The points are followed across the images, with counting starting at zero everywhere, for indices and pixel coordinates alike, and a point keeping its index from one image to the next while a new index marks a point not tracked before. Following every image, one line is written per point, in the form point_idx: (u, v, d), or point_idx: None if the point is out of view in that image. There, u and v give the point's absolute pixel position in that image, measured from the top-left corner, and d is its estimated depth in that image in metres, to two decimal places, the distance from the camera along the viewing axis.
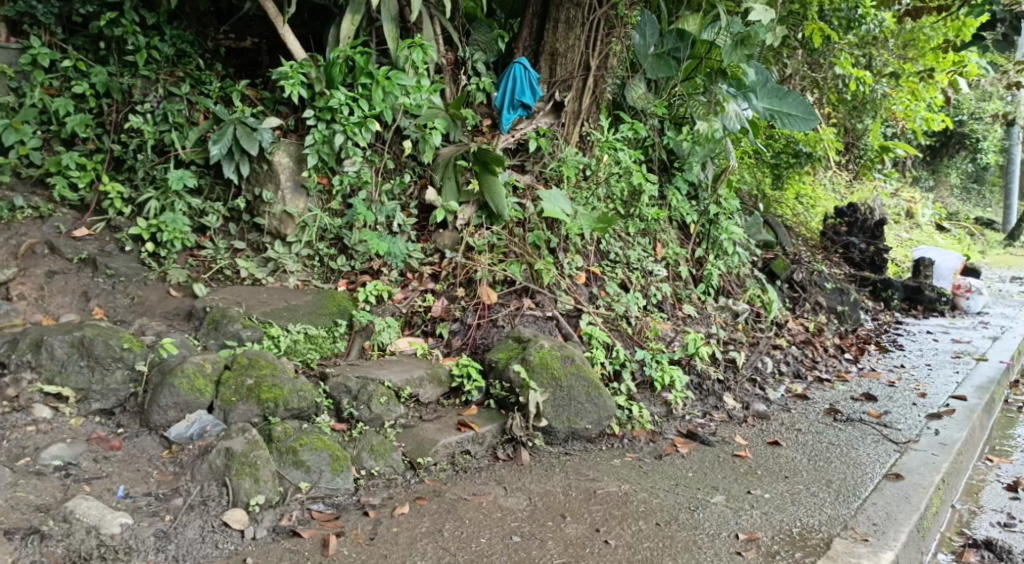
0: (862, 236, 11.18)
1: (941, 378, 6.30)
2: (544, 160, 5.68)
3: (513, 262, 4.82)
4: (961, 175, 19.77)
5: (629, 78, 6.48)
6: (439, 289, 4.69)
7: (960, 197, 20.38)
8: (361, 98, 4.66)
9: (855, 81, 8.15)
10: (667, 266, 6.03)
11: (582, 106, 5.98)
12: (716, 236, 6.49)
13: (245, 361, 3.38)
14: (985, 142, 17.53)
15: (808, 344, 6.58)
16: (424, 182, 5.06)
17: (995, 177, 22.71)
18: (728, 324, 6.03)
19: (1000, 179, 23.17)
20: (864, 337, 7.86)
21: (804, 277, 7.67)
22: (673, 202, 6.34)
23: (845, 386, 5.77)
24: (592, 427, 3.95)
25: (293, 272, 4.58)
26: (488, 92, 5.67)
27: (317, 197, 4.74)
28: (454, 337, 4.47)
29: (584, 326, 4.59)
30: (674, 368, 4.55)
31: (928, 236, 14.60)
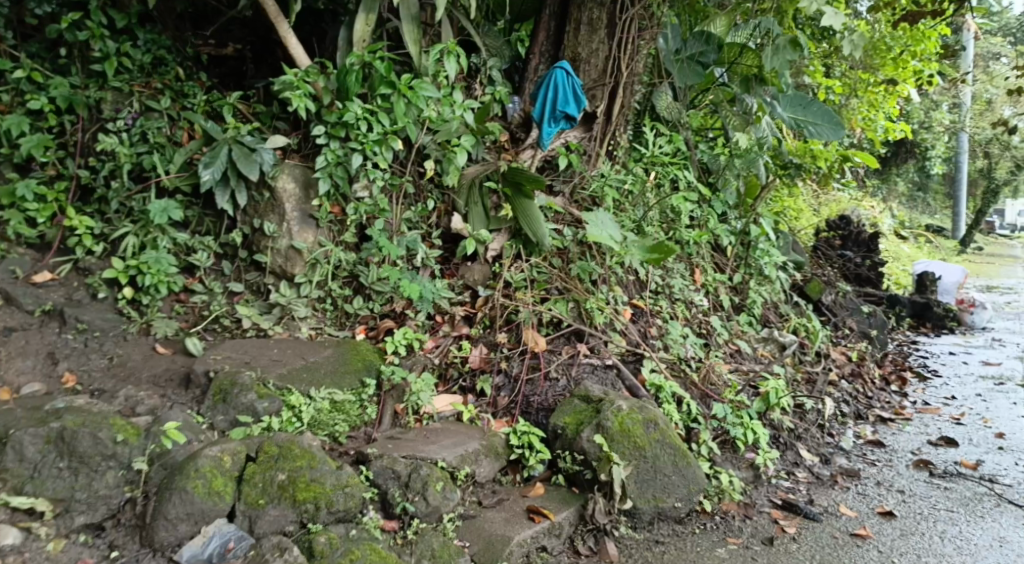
0: (856, 251, 9.92)
1: (1005, 413, 6.01)
2: (576, 179, 4.93)
3: (558, 301, 4.14)
4: (912, 184, 19.84)
5: (657, 85, 5.81)
6: (474, 334, 3.96)
7: (912, 205, 20.48)
8: (380, 112, 3.96)
9: (824, 91, 7.42)
10: (708, 294, 5.30)
11: (611, 117, 5.21)
12: (755, 260, 5.84)
13: (275, 450, 2.78)
14: (948, 151, 17.44)
15: (857, 378, 6.15)
16: (446, 207, 4.31)
17: (945, 185, 22.91)
18: (777, 358, 5.42)
19: (948, 187, 23.45)
20: (897, 363, 7.36)
21: (832, 299, 7.15)
22: (710, 224, 5.62)
23: (913, 427, 5.38)
24: (682, 505, 3.29)
25: (303, 319, 3.84)
26: (504, 102, 4.98)
27: (327, 228, 3.98)
28: (501, 394, 3.75)
29: (648, 375, 3.91)
30: (756, 424, 3.95)
31: (895, 247, 14.43)
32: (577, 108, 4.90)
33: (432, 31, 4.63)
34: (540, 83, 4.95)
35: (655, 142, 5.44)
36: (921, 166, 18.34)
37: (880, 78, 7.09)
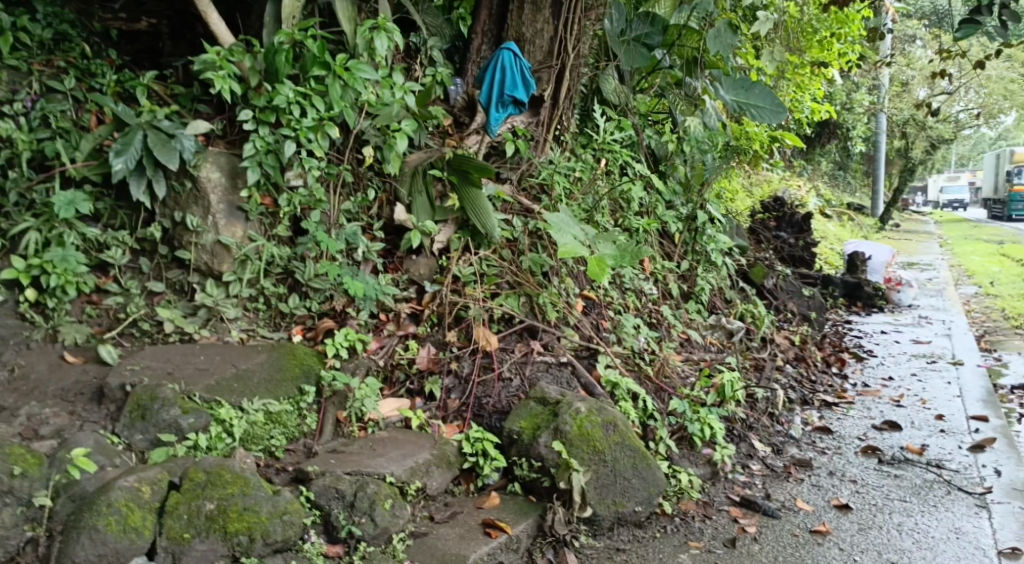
0: (790, 231, 10.01)
1: (942, 393, 6.06)
2: (524, 165, 4.72)
3: (510, 296, 3.97)
4: (832, 164, 20.33)
5: (601, 69, 5.63)
6: (421, 332, 3.74)
7: (834, 184, 21.00)
8: (314, 96, 3.67)
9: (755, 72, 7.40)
10: (656, 283, 5.27)
11: (558, 100, 5.03)
12: (702, 246, 5.79)
13: (201, 477, 2.53)
14: (868, 131, 17.95)
15: (800, 362, 6.17)
16: (388, 196, 4.05)
17: (863, 164, 23.58)
18: (724, 345, 5.37)
19: (866, 167, 24.16)
20: (835, 344, 7.42)
21: (773, 282, 7.17)
22: (659, 210, 5.50)
23: (857, 411, 5.34)
24: (643, 509, 3.14)
25: (233, 320, 3.53)
26: (446, 85, 4.73)
27: (257, 221, 3.68)
28: (451, 397, 3.54)
29: (603, 371, 3.78)
30: (714, 418, 3.84)
31: (821, 226, 14.74)
32: (526, 92, 4.73)
33: (367, 7, 4.32)
34: (487, 65, 4.73)
35: (606, 129, 5.33)
36: (843, 146, 18.82)
37: (805, 59, 7.24)
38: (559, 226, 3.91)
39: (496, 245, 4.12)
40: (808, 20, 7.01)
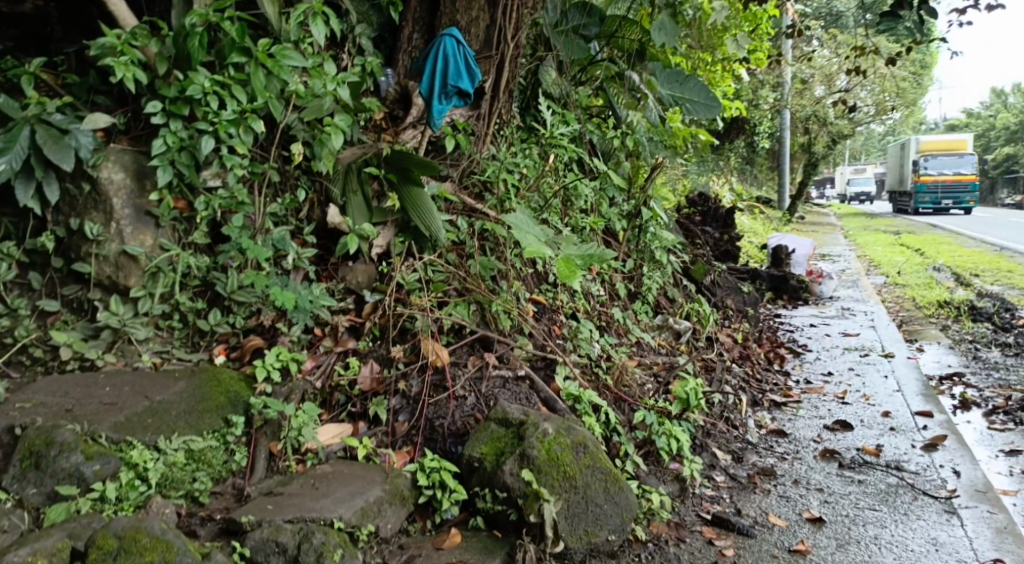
0: (715, 227, 9.61)
1: (881, 387, 6.04)
2: (465, 162, 4.39)
3: (459, 303, 3.63)
4: (743, 159, 20.77)
5: (539, 60, 5.30)
6: (363, 348, 3.35)
7: (746, 179, 21.45)
8: (234, 84, 3.22)
9: None
10: (603, 284, 5.06)
11: (497, 90, 4.68)
12: (648, 245, 5.56)
13: (113, 544, 2.18)
14: (773, 128, 18.47)
15: (744, 360, 6.08)
16: (319, 197, 3.66)
17: (772, 159, 24.20)
18: (672, 346, 5.20)
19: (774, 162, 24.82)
20: (772, 340, 7.37)
21: (710, 279, 7.09)
22: (603, 208, 5.26)
23: (806, 411, 5.25)
24: (615, 538, 2.86)
25: (144, 342, 3.07)
26: (377, 75, 4.34)
27: (169, 227, 3.21)
28: (399, 420, 3.17)
29: (562, 383, 3.52)
30: (679, 430, 3.63)
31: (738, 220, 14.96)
32: (471, 84, 4.39)
33: None
34: (427, 52, 4.39)
35: (551, 123, 5.05)
36: (752, 142, 19.27)
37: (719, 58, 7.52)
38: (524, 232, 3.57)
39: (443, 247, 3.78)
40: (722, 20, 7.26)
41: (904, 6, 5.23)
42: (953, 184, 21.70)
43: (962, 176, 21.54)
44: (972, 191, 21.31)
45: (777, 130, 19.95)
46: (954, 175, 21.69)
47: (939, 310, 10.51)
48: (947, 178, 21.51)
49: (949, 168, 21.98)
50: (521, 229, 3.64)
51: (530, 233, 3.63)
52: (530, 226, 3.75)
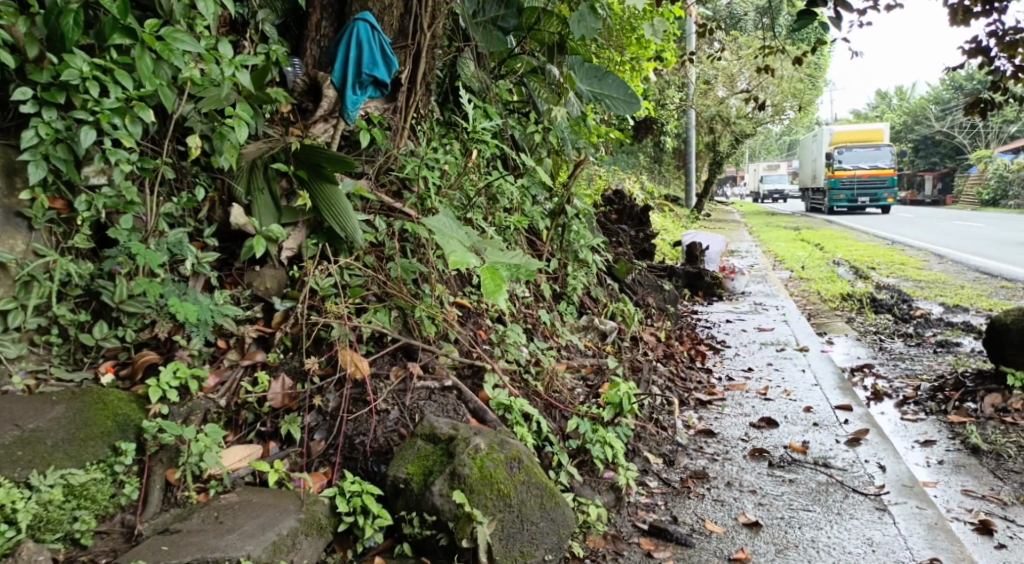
0: (630, 224, 9.56)
1: (800, 381, 6.10)
2: (381, 158, 4.13)
3: (379, 309, 3.38)
4: (652, 158, 21.09)
5: (456, 55, 5.06)
6: (273, 361, 3.06)
7: (655, 178, 21.80)
8: (117, 70, 2.86)
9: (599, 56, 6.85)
10: (528, 285, 4.90)
11: (414, 83, 4.43)
12: (571, 244, 5.46)
13: None
14: (678, 128, 18.81)
15: (669, 359, 6.04)
16: (220, 196, 3.34)
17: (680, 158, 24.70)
18: (597, 348, 5.10)
19: (680, 160, 25.37)
20: (692, 337, 7.37)
21: (631, 277, 7.05)
22: (527, 206, 5.10)
23: (732, 408, 5.23)
24: (553, 557, 2.66)
25: (16, 361, 2.70)
26: (285, 65, 4.03)
27: (45, 230, 2.84)
28: (315, 438, 2.90)
29: (491, 391, 3.33)
30: (613, 436, 3.50)
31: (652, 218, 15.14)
32: (388, 72, 4.16)
33: None
34: (339, 40, 4.14)
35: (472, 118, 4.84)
36: (658, 141, 19.60)
37: (626, 56, 8.12)
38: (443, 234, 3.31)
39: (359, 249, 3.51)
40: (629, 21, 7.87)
41: (816, 5, 5.12)
42: (869, 179, 21.77)
43: (877, 169, 21.64)
44: (889, 185, 21.38)
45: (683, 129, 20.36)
46: (870, 168, 21.76)
47: (843, 303, 10.82)
48: (864, 172, 21.54)
49: (866, 162, 22.05)
50: (442, 229, 3.41)
51: (451, 234, 3.39)
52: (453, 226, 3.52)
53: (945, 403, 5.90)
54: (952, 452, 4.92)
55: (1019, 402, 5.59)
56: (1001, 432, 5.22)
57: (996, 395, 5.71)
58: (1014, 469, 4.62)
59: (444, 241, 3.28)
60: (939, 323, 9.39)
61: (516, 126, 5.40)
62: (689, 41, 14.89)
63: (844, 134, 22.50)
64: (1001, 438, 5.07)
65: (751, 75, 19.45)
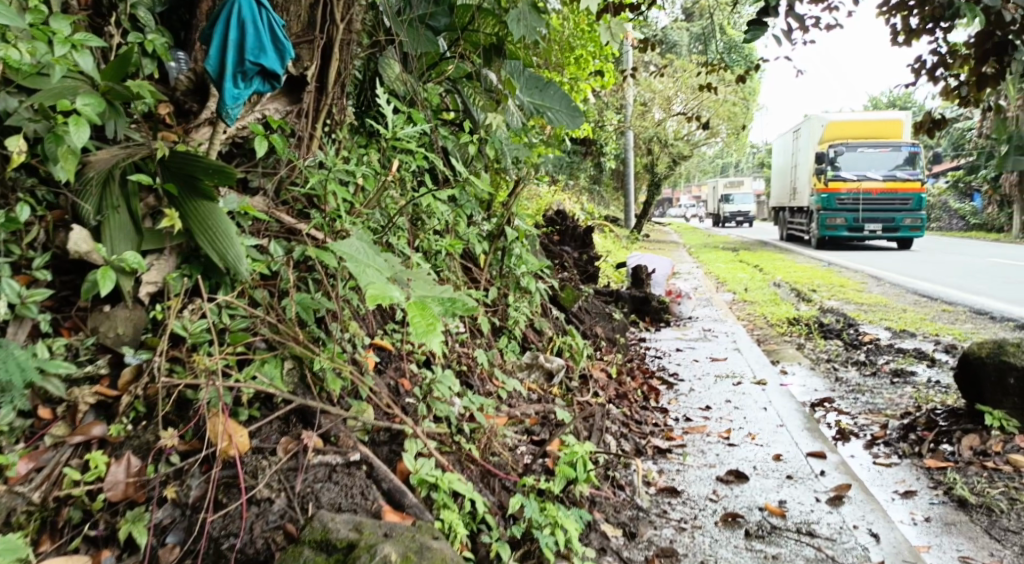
0: (573, 246, 8.94)
1: (762, 420, 5.55)
2: (282, 171, 3.43)
3: (267, 360, 2.64)
4: (591, 178, 20.64)
5: (378, 53, 4.36)
6: (115, 436, 2.34)
7: (593, 198, 21.36)
8: None
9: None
10: (464, 320, 4.24)
11: (325, 85, 3.74)
12: (511, 271, 4.81)
13: None
14: (616, 148, 18.38)
15: (620, 399, 5.43)
16: (62, 215, 2.57)
17: (620, 177, 24.38)
18: (541, 390, 4.47)
19: (619, 181, 25.09)
20: (643, 370, 6.75)
21: (578, 304, 6.43)
22: (461, 229, 4.42)
23: (693, 456, 4.64)
24: None
25: None
26: (162, 58, 3.30)
27: None
28: (166, 543, 2.20)
29: (412, 465, 2.63)
30: (566, 514, 2.84)
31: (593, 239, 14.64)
32: (281, 61, 3.25)
33: None
34: (216, 12, 3.17)
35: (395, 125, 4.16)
36: (599, 163, 19.12)
37: (565, 75, 7.67)
38: (351, 255, 2.63)
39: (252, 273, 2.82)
40: (568, 37, 7.42)
41: (769, 13, 4.55)
42: (879, 197, 15.74)
43: (897, 181, 15.60)
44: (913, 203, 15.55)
45: (621, 149, 19.97)
46: (885, 179, 15.71)
47: (790, 327, 10.41)
48: (879, 183, 15.65)
49: (873, 167, 15.75)
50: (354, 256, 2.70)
51: (368, 259, 2.68)
52: (369, 250, 2.82)
53: (918, 445, 5.40)
54: (937, 506, 4.41)
55: (1001, 444, 5.10)
56: (986, 482, 4.71)
57: (974, 437, 5.24)
58: (1012, 529, 4.11)
59: (354, 272, 2.55)
60: (890, 350, 9.00)
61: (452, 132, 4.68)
62: (628, 63, 14.55)
63: (850, 126, 16.08)
64: (988, 489, 4.55)
65: (689, 98, 19.26)
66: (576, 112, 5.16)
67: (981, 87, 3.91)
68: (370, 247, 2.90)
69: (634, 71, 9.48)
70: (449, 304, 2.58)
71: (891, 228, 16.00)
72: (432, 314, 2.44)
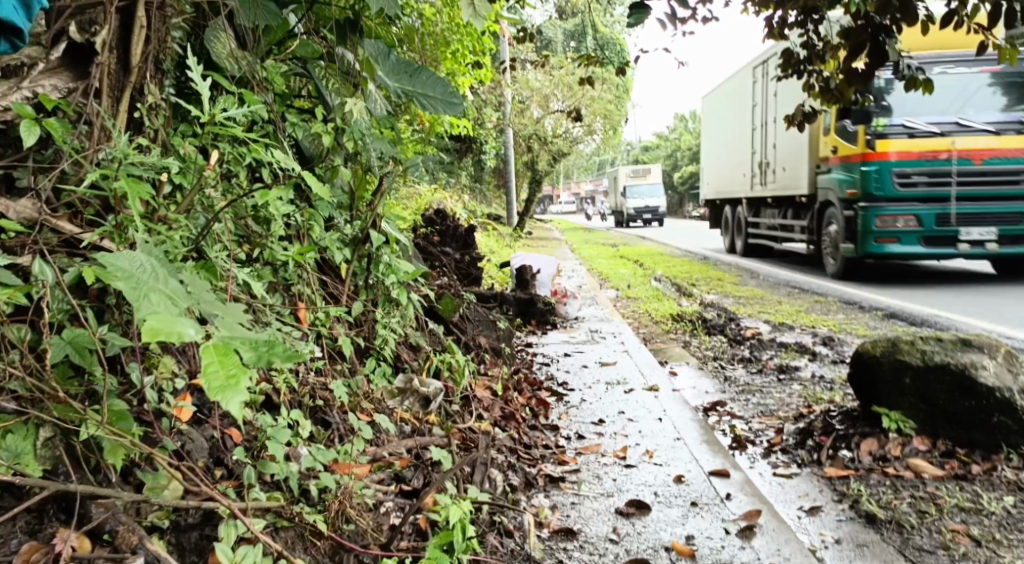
0: (454, 247, 8.34)
1: (661, 433, 5.10)
2: (63, 167, 2.66)
3: (16, 429, 1.92)
4: (471, 177, 20.13)
5: (204, 24, 3.58)
6: None
7: (474, 197, 20.90)
8: None
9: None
10: (321, 343, 3.57)
11: (125, 58, 2.98)
12: (379, 282, 4.15)
13: None
14: (495, 146, 17.96)
15: (508, 419, 4.88)
16: None
17: (500, 177, 23.98)
18: (416, 419, 3.86)
19: (500, 181, 24.74)
20: (531, 382, 6.23)
21: (460, 313, 5.84)
22: (314, 234, 3.73)
23: (588, 485, 4.12)
24: None
25: None
26: None
27: None
28: None
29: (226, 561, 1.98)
30: None
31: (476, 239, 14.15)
32: (28, 11, 2.18)
33: None
34: None
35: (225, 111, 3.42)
36: (480, 160, 18.70)
37: (441, 71, 7.05)
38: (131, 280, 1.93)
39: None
40: (442, 32, 6.75)
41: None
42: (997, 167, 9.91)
43: None
44: None
45: (500, 148, 19.59)
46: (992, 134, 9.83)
47: (674, 325, 10.19)
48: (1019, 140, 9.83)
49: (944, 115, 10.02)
50: (137, 264, 2.00)
51: (154, 278, 1.97)
52: (160, 263, 2.11)
53: (817, 452, 4.78)
54: (846, 524, 3.91)
55: (900, 447, 4.49)
56: (890, 493, 4.14)
57: (872, 440, 4.62)
58: (925, 547, 3.63)
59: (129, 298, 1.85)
60: (772, 344, 8.84)
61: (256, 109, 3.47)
62: (507, 57, 14.09)
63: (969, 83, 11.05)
64: (896, 502, 4.03)
65: (566, 95, 19.10)
66: (452, 100, 4.56)
67: (853, 81, 4.46)
68: (169, 265, 2.18)
69: (511, 63, 8.98)
70: (263, 349, 1.83)
71: (1008, 229, 10.11)
72: (237, 361, 1.79)
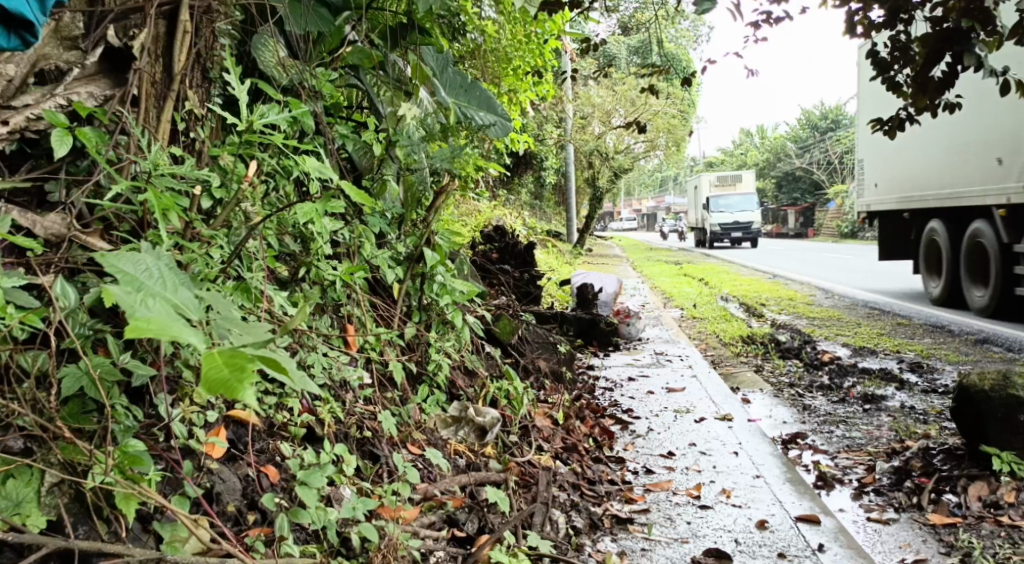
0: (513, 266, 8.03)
1: (739, 470, 4.67)
2: (96, 180, 2.48)
3: (22, 471, 1.72)
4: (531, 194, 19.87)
5: (253, 30, 3.40)
6: None
7: (533, 214, 20.63)
8: None
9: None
10: (370, 370, 3.32)
11: (167, 64, 2.80)
12: (432, 303, 3.87)
13: None
14: (556, 163, 17.65)
15: (570, 451, 4.54)
16: None
17: (561, 194, 23.65)
18: (471, 451, 3.57)
19: (561, 198, 24.43)
20: (595, 409, 5.88)
21: (519, 336, 5.52)
22: (364, 252, 3.49)
23: (660, 528, 3.74)
24: None
25: None
26: None
27: None
28: None
29: None
30: None
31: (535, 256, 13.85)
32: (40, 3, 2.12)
33: None
34: None
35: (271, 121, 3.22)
36: (540, 177, 18.41)
37: (503, 87, 6.73)
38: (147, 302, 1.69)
39: (3, 332, 1.85)
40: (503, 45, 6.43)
41: None
42: None
43: None
44: None
45: (562, 165, 19.26)
46: None
47: (745, 347, 9.67)
48: None
49: None
50: (149, 282, 1.78)
51: (168, 294, 1.76)
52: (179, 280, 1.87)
53: (916, 495, 4.28)
54: None
55: (1014, 493, 3.98)
56: (1007, 547, 3.63)
57: (981, 485, 4.12)
58: None
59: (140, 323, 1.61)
60: (854, 370, 8.25)
61: (286, 121, 3.13)
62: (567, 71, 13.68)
63: None
64: (1016, 559, 3.52)
65: (629, 111, 18.67)
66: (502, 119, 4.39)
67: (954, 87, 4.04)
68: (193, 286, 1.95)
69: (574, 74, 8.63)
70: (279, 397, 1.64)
71: None
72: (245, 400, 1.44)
